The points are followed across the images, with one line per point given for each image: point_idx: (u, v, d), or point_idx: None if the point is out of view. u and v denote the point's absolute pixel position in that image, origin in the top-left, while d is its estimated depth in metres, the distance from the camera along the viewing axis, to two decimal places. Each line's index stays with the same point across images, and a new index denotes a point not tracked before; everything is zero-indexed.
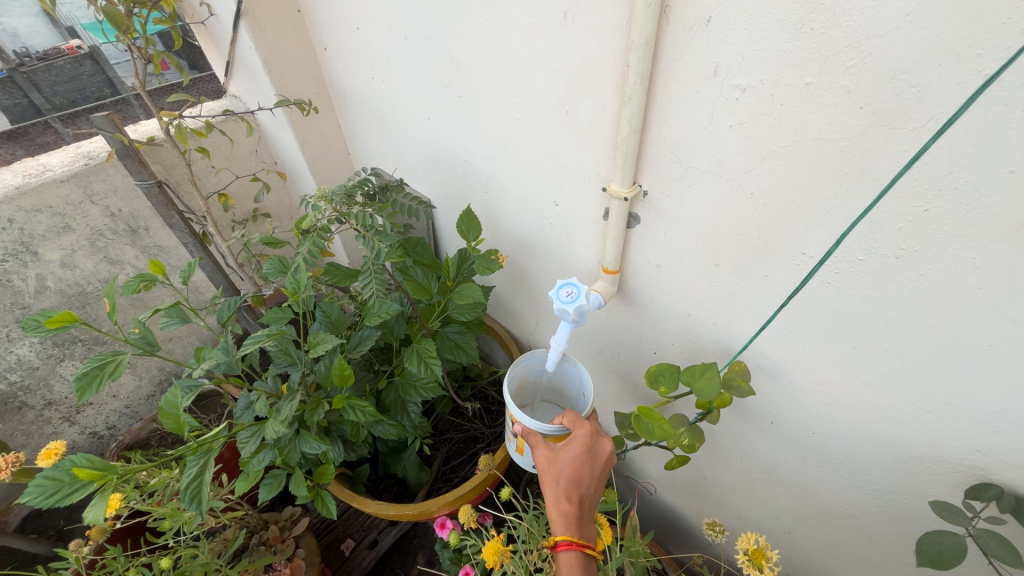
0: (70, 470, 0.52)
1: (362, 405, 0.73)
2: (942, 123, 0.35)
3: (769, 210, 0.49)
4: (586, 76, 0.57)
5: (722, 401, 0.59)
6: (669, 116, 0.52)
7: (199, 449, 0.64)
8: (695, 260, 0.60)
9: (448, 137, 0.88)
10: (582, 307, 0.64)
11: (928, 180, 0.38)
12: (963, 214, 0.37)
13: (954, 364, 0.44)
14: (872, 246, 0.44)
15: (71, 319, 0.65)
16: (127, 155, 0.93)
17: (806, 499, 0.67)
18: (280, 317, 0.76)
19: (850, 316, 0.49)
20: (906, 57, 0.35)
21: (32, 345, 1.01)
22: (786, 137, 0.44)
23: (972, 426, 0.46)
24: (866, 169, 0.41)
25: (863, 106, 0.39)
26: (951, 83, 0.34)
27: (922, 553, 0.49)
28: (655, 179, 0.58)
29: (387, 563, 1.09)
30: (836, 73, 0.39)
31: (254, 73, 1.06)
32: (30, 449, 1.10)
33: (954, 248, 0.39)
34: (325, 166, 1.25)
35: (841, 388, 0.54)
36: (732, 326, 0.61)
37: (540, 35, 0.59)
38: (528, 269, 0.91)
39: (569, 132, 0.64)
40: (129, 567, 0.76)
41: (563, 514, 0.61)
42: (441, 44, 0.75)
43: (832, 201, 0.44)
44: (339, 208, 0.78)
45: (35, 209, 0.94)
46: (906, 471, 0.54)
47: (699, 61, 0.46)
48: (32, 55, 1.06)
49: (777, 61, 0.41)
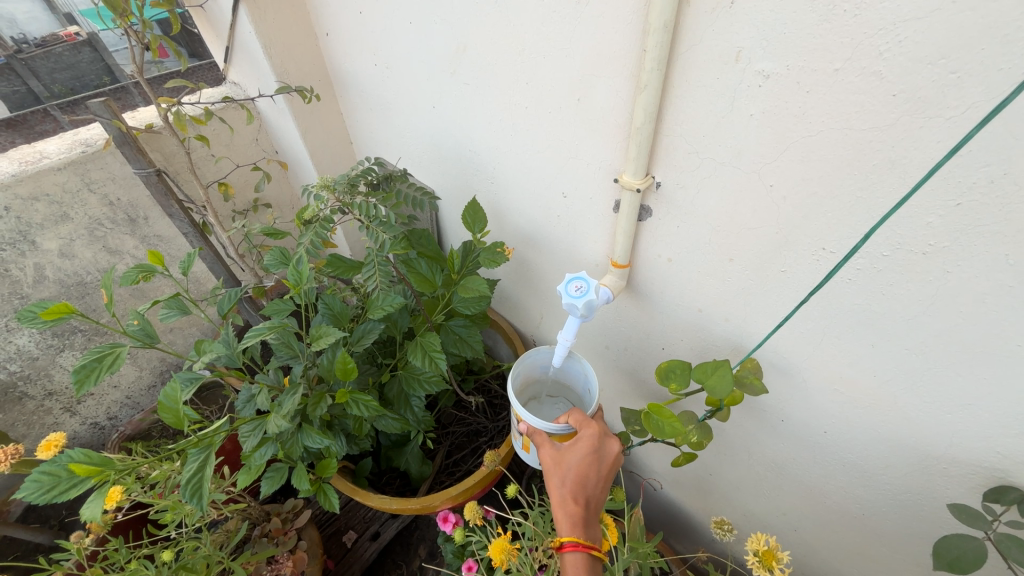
0: (67, 466, 0.50)
1: (365, 399, 0.71)
2: (987, 111, 0.33)
3: (788, 203, 0.47)
4: (599, 62, 0.55)
5: (734, 399, 0.58)
6: (685, 105, 0.50)
7: (199, 443, 0.63)
8: (708, 255, 0.58)
9: (454, 127, 0.86)
10: (592, 302, 0.62)
11: (963, 173, 0.36)
12: (997, 209, 0.36)
13: (980, 364, 0.42)
14: (899, 241, 0.42)
15: (68, 310, 0.64)
16: (126, 142, 0.91)
17: (815, 498, 0.66)
18: (282, 310, 0.75)
19: (871, 315, 0.47)
20: (945, 41, 0.33)
21: (31, 335, 1.00)
22: (811, 127, 0.42)
23: (993, 428, 0.44)
24: (895, 160, 0.39)
25: (895, 93, 0.37)
26: (995, 68, 0.32)
27: (939, 556, 0.48)
28: (668, 170, 0.56)
29: (388, 555, 1.09)
30: (868, 58, 0.37)
31: (254, 59, 1.03)
32: (31, 439, 1.09)
33: (986, 245, 0.37)
34: (327, 155, 1.22)
35: (856, 387, 0.53)
36: (745, 322, 0.60)
37: (551, 18, 0.57)
38: (534, 262, 0.89)
39: (581, 121, 0.62)
40: (130, 559, 0.75)
41: (570, 515, 0.61)
42: (448, 30, 0.73)
43: (857, 195, 0.42)
44: (342, 197, 0.76)
45: (32, 197, 0.92)
46: (920, 472, 0.53)
47: (718, 46, 0.44)
48: (30, 41, 1.01)
49: (806, 45, 0.39)
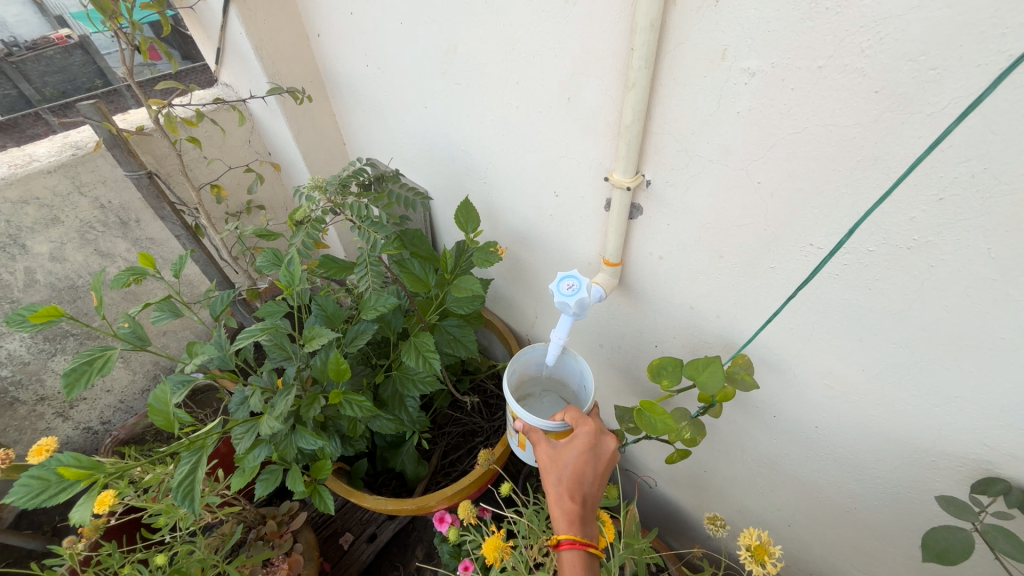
0: (56, 470, 0.50)
1: (359, 399, 0.71)
2: (966, 106, 0.34)
3: (776, 200, 0.48)
4: (588, 62, 0.55)
5: (724, 395, 0.59)
6: (673, 103, 0.50)
7: (192, 445, 0.62)
8: (699, 253, 0.59)
9: (446, 127, 0.86)
10: (583, 300, 0.63)
11: (944, 168, 0.37)
12: (979, 203, 0.36)
13: (965, 357, 0.43)
14: (884, 236, 0.42)
15: (57, 313, 0.63)
16: (116, 144, 0.90)
17: (808, 492, 0.67)
18: (275, 311, 0.74)
19: (858, 309, 0.48)
20: (924, 38, 0.33)
21: (22, 340, 0.99)
22: (796, 123, 0.43)
23: (979, 420, 0.45)
24: (879, 156, 0.39)
25: (877, 90, 0.37)
26: (973, 64, 0.32)
27: (928, 548, 0.48)
28: (658, 168, 0.56)
29: (385, 557, 1.09)
30: (851, 55, 0.37)
31: (245, 60, 1.03)
32: (23, 445, 1.08)
33: (969, 239, 0.38)
34: (319, 156, 1.22)
35: (846, 382, 0.53)
36: (736, 319, 0.60)
37: (540, 18, 0.57)
38: (527, 261, 0.90)
39: (571, 120, 0.62)
40: (124, 563, 0.74)
41: (566, 513, 0.61)
42: (439, 31, 0.73)
43: (844, 191, 0.43)
44: (334, 198, 0.76)
45: (22, 201, 0.92)
46: (909, 465, 0.53)
47: (704, 45, 0.45)
48: (20, 44, 1.01)
49: (790, 43, 0.40)
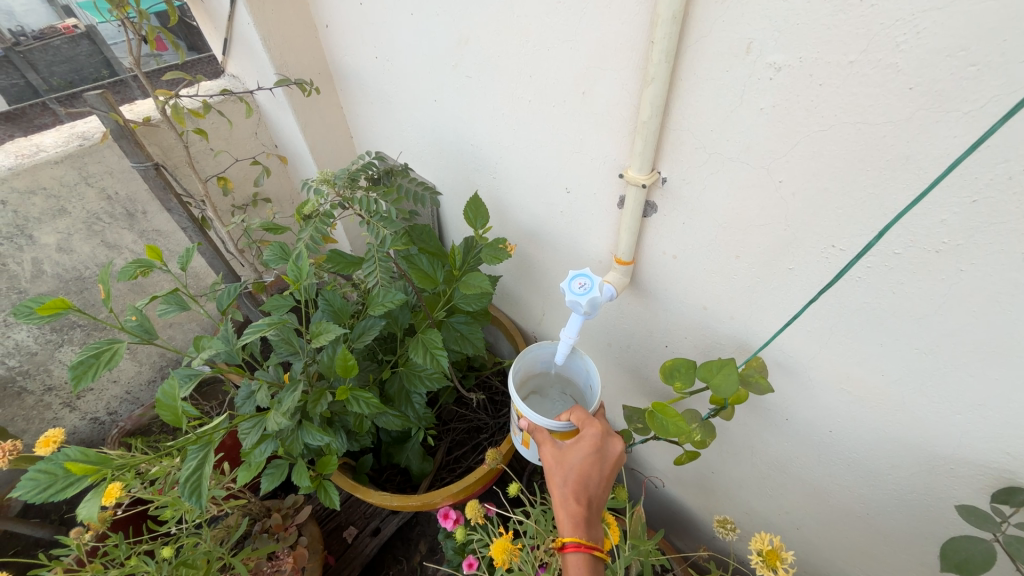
0: (63, 465, 0.50)
1: (366, 396, 0.70)
2: (1009, 105, 0.32)
3: (798, 199, 0.47)
4: (605, 55, 0.54)
5: (738, 398, 0.58)
6: (693, 98, 0.49)
7: (199, 440, 0.62)
8: (714, 252, 0.58)
9: (455, 121, 0.85)
10: (596, 299, 0.62)
11: (980, 169, 0.35)
12: (1016, 206, 0.35)
13: (992, 365, 0.42)
14: (911, 239, 0.41)
15: (64, 306, 0.62)
16: (123, 135, 0.89)
17: (819, 497, 0.66)
18: (281, 305, 0.74)
19: (880, 313, 0.47)
20: (965, 32, 0.32)
21: (29, 331, 0.99)
22: (823, 121, 0.41)
23: (1003, 429, 0.44)
24: (910, 156, 0.38)
25: (912, 86, 0.35)
26: (1018, 60, 0.31)
27: (946, 558, 0.48)
28: (674, 165, 0.55)
29: (389, 551, 1.09)
30: (885, 50, 0.36)
31: (253, 51, 1.02)
32: (30, 434, 1.09)
33: (1002, 243, 0.37)
34: (327, 149, 1.21)
35: (864, 387, 0.52)
36: (750, 320, 0.59)
37: (556, 9, 0.56)
38: (536, 258, 0.89)
39: (585, 115, 0.61)
40: (130, 555, 0.74)
41: (571, 515, 0.60)
42: (450, 23, 0.72)
43: (870, 191, 0.41)
44: (342, 192, 0.75)
45: (29, 191, 0.91)
46: (927, 472, 0.52)
47: (728, 38, 0.43)
48: (27, 33, 1.01)
49: (819, 36, 0.38)
